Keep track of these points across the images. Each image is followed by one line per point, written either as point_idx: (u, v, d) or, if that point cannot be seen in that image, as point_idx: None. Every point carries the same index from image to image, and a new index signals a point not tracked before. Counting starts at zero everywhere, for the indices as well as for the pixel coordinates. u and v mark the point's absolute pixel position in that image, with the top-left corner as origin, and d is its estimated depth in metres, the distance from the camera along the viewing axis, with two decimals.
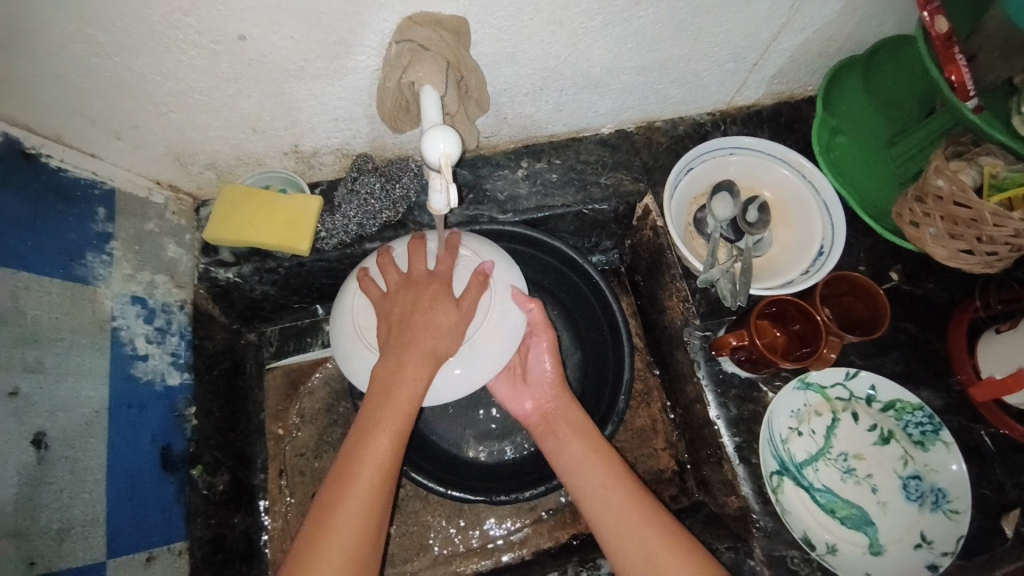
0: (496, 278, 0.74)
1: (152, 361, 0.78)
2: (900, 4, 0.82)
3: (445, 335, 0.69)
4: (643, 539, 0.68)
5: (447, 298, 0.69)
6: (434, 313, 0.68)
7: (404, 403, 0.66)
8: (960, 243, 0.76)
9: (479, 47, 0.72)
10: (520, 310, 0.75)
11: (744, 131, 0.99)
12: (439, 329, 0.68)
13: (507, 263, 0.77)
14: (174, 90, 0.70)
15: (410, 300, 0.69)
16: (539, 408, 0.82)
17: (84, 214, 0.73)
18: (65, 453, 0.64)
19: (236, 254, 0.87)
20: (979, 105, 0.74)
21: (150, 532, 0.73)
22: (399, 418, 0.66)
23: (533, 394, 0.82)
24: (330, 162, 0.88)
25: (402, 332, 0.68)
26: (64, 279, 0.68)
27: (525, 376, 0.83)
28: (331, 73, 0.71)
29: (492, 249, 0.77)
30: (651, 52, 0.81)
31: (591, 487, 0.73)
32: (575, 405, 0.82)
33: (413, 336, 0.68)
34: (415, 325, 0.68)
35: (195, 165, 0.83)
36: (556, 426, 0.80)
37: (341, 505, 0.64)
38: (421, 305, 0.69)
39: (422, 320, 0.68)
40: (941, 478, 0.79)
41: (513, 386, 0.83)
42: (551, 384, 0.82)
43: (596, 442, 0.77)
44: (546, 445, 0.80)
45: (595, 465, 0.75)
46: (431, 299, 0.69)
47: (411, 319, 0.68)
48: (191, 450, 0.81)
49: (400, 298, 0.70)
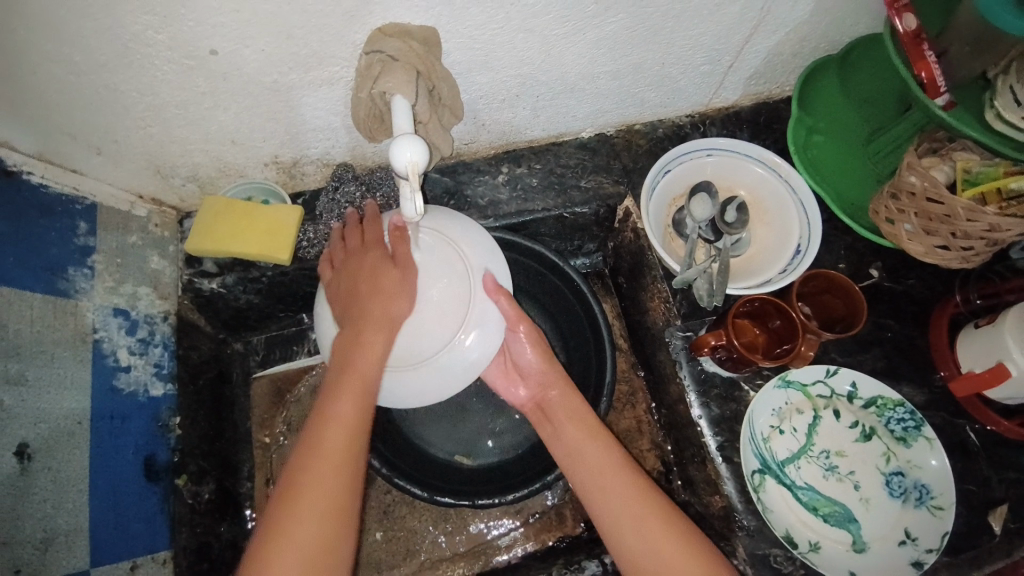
0: (464, 261, 0.67)
1: (135, 371, 0.79)
2: (871, 4, 0.83)
3: (393, 301, 0.64)
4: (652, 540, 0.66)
5: (386, 263, 0.66)
6: (376, 279, 0.66)
7: (365, 370, 0.64)
8: (935, 238, 0.76)
9: (452, 56, 0.73)
10: (491, 301, 0.68)
11: (723, 132, 1.00)
12: (382, 293, 0.65)
13: (484, 245, 0.71)
14: (151, 105, 0.71)
15: (364, 270, 0.68)
16: (533, 395, 0.80)
17: (66, 228, 0.74)
18: (46, 464, 0.65)
19: (218, 264, 0.88)
20: (950, 102, 0.74)
21: (134, 542, 0.74)
22: (362, 384, 0.64)
23: (528, 383, 0.80)
24: (312, 172, 0.89)
25: (358, 303, 0.66)
26: (46, 292, 0.69)
27: (518, 367, 0.79)
28: (306, 84, 0.72)
29: (467, 230, 0.70)
30: (624, 57, 0.82)
31: (590, 473, 0.71)
32: (572, 389, 0.79)
33: (368, 305, 0.65)
34: (371, 294, 0.65)
35: (177, 178, 0.84)
36: (554, 413, 0.77)
37: (309, 468, 0.62)
38: (373, 272, 0.67)
39: (374, 290, 0.65)
40: (924, 474, 0.79)
41: (507, 374, 0.81)
42: (541, 372, 0.78)
43: (590, 427, 0.75)
44: (545, 432, 0.78)
45: (593, 449, 0.73)
46: (382, 267, 0.67)
47: (367, 290, 0.66)
48: (176, 459, 0.82)
49: (359, 270, 0.68)
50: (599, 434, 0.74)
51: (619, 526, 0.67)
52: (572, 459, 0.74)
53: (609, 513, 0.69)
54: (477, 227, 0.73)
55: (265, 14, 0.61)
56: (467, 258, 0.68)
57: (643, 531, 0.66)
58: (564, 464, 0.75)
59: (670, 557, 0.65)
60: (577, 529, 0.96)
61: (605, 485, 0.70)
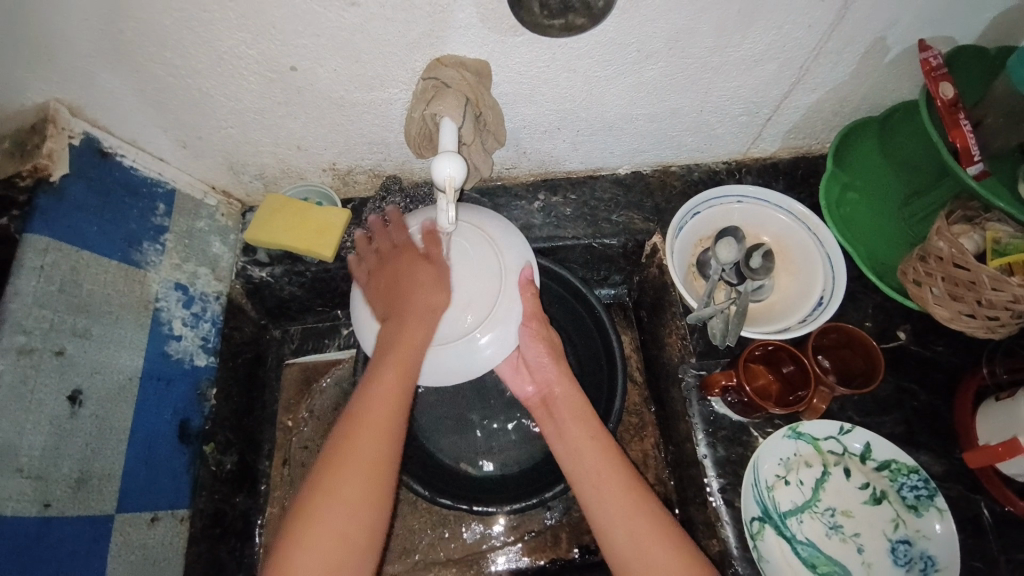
0: (501, 261, 0.75)
1: (185, 341, 0.88)
2: (913, 70, 0.86)
3: (433, 290, 0.71)
4: (652, 556, 0.66)
5: (421, 258, 0.73)
6: (413, 271, 0.72)
7: (373, 433, 0.66)
8: (961, 304, 0.76)
9: (500, 87, 0.80)
10: (518, 297, 0.75)
11: (758, 181, 1.03)
12: (424, 283, 0.72)
13: (520, 248, 0.78)
14: (233, 109, 0.81)
15: (396, 268, 0.74)
16: (540, 391, 0.83)
17: (146, 207, 0.84)
18: (94, 411, 0.72)
19: (270, 255, 0.97)
20: (983, 171, 0.75)
21: (157, 496, 0.80)
22: (370, 450, 0.65)
23: (535, 379, 0.82)
24: (363, 180, 0.98)
25: (395, 307, 0.72)
26: (121, 261, 0.79)
27: (526, 363, 0.81)
28: (368, 102, 0.80)
29: (504, 230, 0.78)
30: (662, 102, 0.87)
31: (590, 473, 0.73)
32: (577, 390, 0.81)
33: (410, 309, 0.71)
34: (398, 337, 0.69)
35: (246, 175, 0.94)
36: (558, 412, 0.80)
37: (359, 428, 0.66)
38: (404, 278, 0.72)
39: (406, 291, 0.72)
40: (931, 545, 0.76)
41: (516, 369, 0.83)
42: (554, 370, 0.80)
43: (593, 429, 0.77)
44: (547, 429, 0.80)
45: (595, 451, 0.74)
46: (416, 266, 0.73)
47: (392, 337, 0.70)
48: (207, 427, 0.89)
49: (391, 287, 0.73)
50: (601, 436, 0.76)
51: (610, 520, 0.69)
52: (572, 459, 0.75)
53: (600, 514, 0.70)
54: (521, 238, 0.79)
55: (340, 39, 0.70)
56: (503, 259, 0.75)
57: (637, 541, 0.67)
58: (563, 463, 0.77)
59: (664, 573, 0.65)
60: (571, 553, 0.96)
61: (599, 485, 0.72)
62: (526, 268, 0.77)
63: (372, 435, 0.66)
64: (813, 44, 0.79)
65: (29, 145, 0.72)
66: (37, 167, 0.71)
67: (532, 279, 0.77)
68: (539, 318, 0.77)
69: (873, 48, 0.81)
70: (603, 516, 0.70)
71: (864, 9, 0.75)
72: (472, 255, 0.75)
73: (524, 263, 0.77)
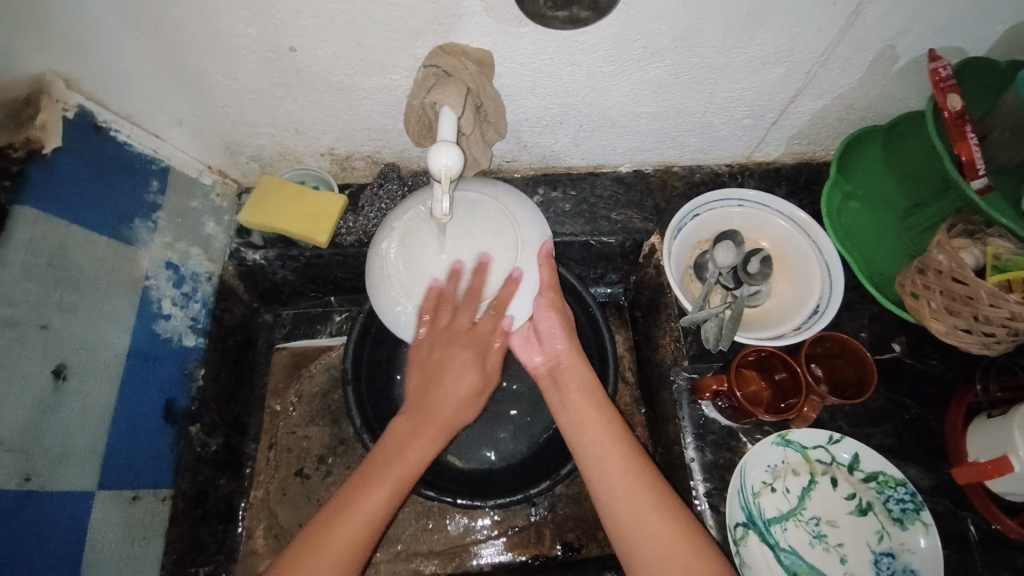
0: (518, 233, 0.72)
1: (174, 321, 0.87)
2: (922, 80, 0.85)
3: (464, 401, 0.78)
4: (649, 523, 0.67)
5: (475, 361, 0.76)
6: (459, 377, 0.77)
7: (359, 531, 0.68)
8: (957, 319, 0.75)
9: (502, 79, 0.79)
10: (535, 270, 0.73)
11: (761, 186, 1.02)
12: (461, 394, 0.78)
13: (537, 221, 0.75)
14: (231, 88, 0.80)
15: (446, 356, 0.76)
16: (548, 362, 0.80)
17: (140, 184, 0.83)
18: (78, 387, 0.71)
19: (264, 238, 0.96)
20: (987, 185, 0.74)
21: (140, 475, 0.80)
22: (350, 543, 0.67)
23: (544, 349, 0.79)
24: (361, 167, 0.97)
25: (423, 405, 0.77)
26: (111, 237, 0.78)
27: (537, 332, 0.78)
28: (367, 88, 0.79)
29: (518, 199, 0.75)
30: (667, 101, 0.86)
31: (596, 442, 0.73)
32: (583, 361, 0.80)
33: (428, 421, 0.76)
34: (408, 442, 0.74)
35: (243, 156, 0.93)
36: (565, 383, 0.79)
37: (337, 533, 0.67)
38: (451, 368, 0.76)
39: (445, 390, 0.77)
40: (915, 559, 0.76)
41: (526, 340, 0.79)
42: (565, 339, 0.79)
43: (598, 402, 0.77)
44: (552, 401, 0.79)
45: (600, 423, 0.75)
46: (467, 366, 0.76)
47: (403, 439, 0.75)
48: (193, 408, 0.89)
49: (428, 380, 0.77)
50: (603, 404, 0.77)
51: (613, 488, 0.70)
52: (577, 429, 0.75)
53: (599, 480, 0.71)
54: (531, 205, 0.77)
55: (341, 22, 0.69)
56: (520, 233, 0.73)
57: (633, 506, 0.68)
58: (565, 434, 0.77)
59: (655, 537, 0.66)
60: (553, 550, 0.96)
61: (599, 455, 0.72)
62: (544, 241, 0.75)
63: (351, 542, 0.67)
64: (822, 49, 0.78)
65: (24, 116, 0.71)
66: (30, 138, 0.70)
67: (550, 254, 0.75)
68: (554, 292, 0.75)
69: (883, 56, 0.80)
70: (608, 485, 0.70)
71: (876, 16, 0.73)
72: (486, 223, 0.71)
73: (543, 237, 0.75)
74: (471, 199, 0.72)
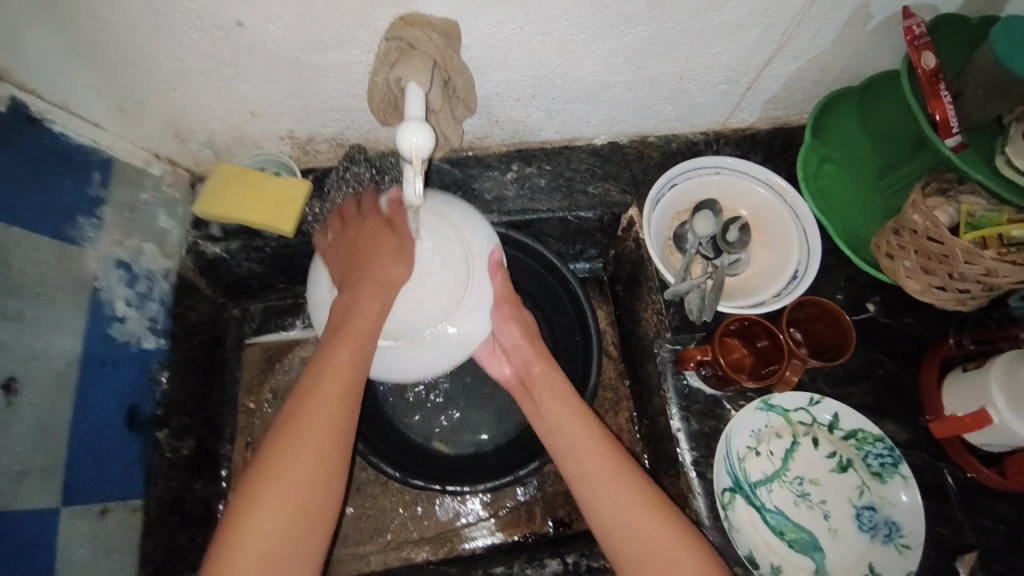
0: (466, 244, 0.71)
1: (129, 323, 0.81)
2: (894, 38, 0.84)
3: (392, 259, 0.67)
4: (641, 531, 0.66)
5: (385, 229, 0.70)
6: (378, 242, 0.69)
7: (338, 397, 0.64)
8: (932, 278, 0.76)
9: (470, 50, 0.74)
10: (488, 279, 0.72)
11: (737, 152, 1.00)
12: (386, 252, 0.68)
13: (484, 229, 0.74)
14: (176, 69, 0.73)
15: (361, 233, 0.71)
16: (517, 372, 0.80)
17: (81, 177, 0.76)
18: (32, 401, 0.66)
19: (225, 230, 0.91)
20: (960, 144, 0.75)
21: (108, 486, 0.75)
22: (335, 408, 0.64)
23: (511, 360, 0.80)
24: (325, 150, 0.91)
25: (358, 265, 0.69)
26: (55, 237, 0.72)
27: (502, 346, 0.78)
28: (326, 64, 0.74)
29: (464, 212, 0.74)
30: (641, 69, 0.83)
31: (573, 452, 0.72)
32: (556, 368, 0.79)
33: (366, 277, 0.67)
34: (353, 304, 0.66)
35: (195, 142, 0.87)
36: (538, 391, 0.77)
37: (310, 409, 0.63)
38: (371, 239, 0.69)
39: (373, 252, 0.68)
40: (896, 511, 0.78)
41: (493, 352, 0.81)
42: (530, 350, 0.78)
43: (575, 408, 0.75)
44: (528, 410, 0.78)
45: (577, 430, 0.73)
46: (381, 232, 0.69)
47: (349, 303, 0.66)
48: (160, 413, 0.84)
49: (360, 247, 0.69)
50: (580, 411, 0.75)
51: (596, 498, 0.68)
52: (555, 437, 0.74)
53: (584, 491, 0.69)
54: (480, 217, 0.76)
55: None
56: (468, 243, 0.71)
57: (619, 513, 0.67)
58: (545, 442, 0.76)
59: (648, 541, 0.65)
60: (545, 527, 0.96)
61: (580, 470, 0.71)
62: (493, 248, 0.74)
63: (325, 420, 0.63)
64: (798, 9, 0.76)
65: None
66: None
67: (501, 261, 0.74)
68: (510, 300, 0.75)
69: (857, 15, 0.79)
70: (592, 496, 0.69)
71: None
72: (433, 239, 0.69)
73: (492, 245, 0.74)
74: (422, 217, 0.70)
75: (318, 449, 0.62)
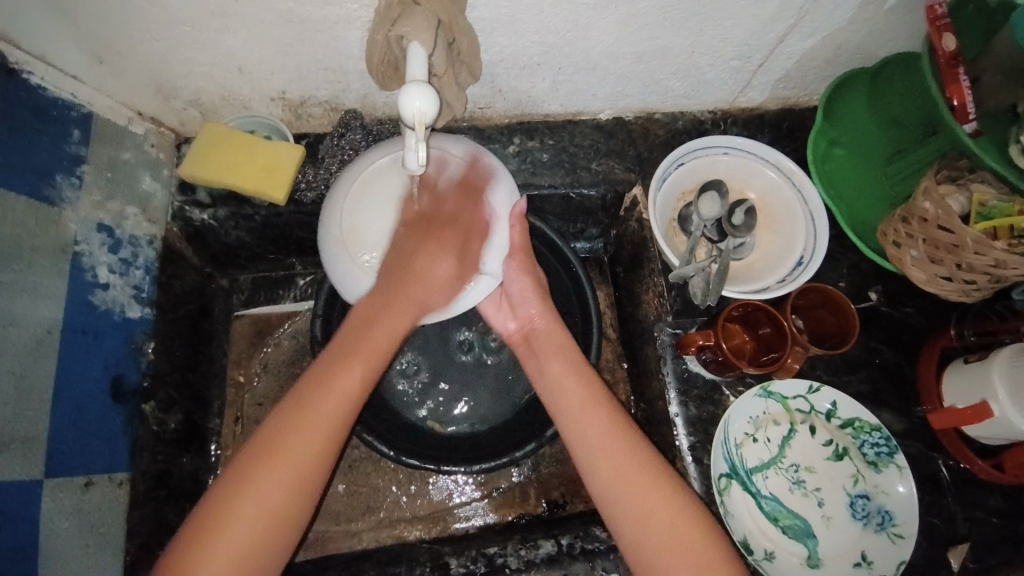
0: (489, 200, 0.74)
1: (113, 290, 0.78)
2: (914, 17, 0.81)
3: (442, 283, 0.75)
4: (631, 489, 0.65)
5: (454, 239, 0.75)
6: (439, 254, 0.74)
7: (347, 398, 0.66)
8: (939, 267, 0.75)
9: (476, 11, 0.70)
10: (507, 232, 0.75)
11: (744, 133, 0.98)
12: (439, 266, 0.74)
13: (505, 181, 0.76)
14: (160, 18, 0.68)
15: (432, 228, 0.74)
16: (523, 326, 0.79)
17: (58, 133, 0.72)
18: (10, 368, 0.63)
19: (212, 195, 0.86)
20: (977, 130, 0.72)
21: (93, 458, 0.73)
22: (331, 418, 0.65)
23: (518, 315, 0.79)
24: (318, 114, 0.87)
25: (403, 272, 0.73)
26: (30, 196, 0.68)
27: (509, 299, 0.78)
28: (322, 21, 0.69)
29: (486, 161, 0.76)
30: (653, 39, 0.79)
31: (571, 407, 0.71)
32: (559, 326, 0.78)
33: (407, 289, 0.73)
34: (383, 313, 0.72)
35: (180, 100, 0.82)
36: (540, 345, 0.77)
37: (319, 401, 0.65)
38: (432, 249, 0.74)
39: (427, 263, 0.73)
40: (889, 501, 0.78)
41: (499, 306, 0.80)
42: (537, 302, 0.78)
43: (576, 365, 0.74)
44: (528, 366, 0.77)
45: (576, 384, 0.73)
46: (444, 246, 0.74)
47: (378, 311, 0.72)
48: (145, 384, 0.81)
49: (411, 256, 0.73)
50: (583, 371, 0.74)
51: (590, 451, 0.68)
52: (553, 392, 0.73)
53: (583, 446, 0.69)
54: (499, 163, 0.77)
55: None
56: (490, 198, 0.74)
57: (618, 468, 0.66)
58: (543, 397, 0.75)
59: (639, 497, 0.65)
60: (539, 508, 0.96)
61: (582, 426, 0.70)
62: (515, 202, 0.74)
63: (332, 414, 0.65)
64: None
65: None
66: None
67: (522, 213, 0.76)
68: (524, 252, 0.76)
69: None
70: (587, 446, 0.69)
71: None
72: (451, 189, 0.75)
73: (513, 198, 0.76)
74: (455, 175, 0.74)
75: (319, 439, 0.63)
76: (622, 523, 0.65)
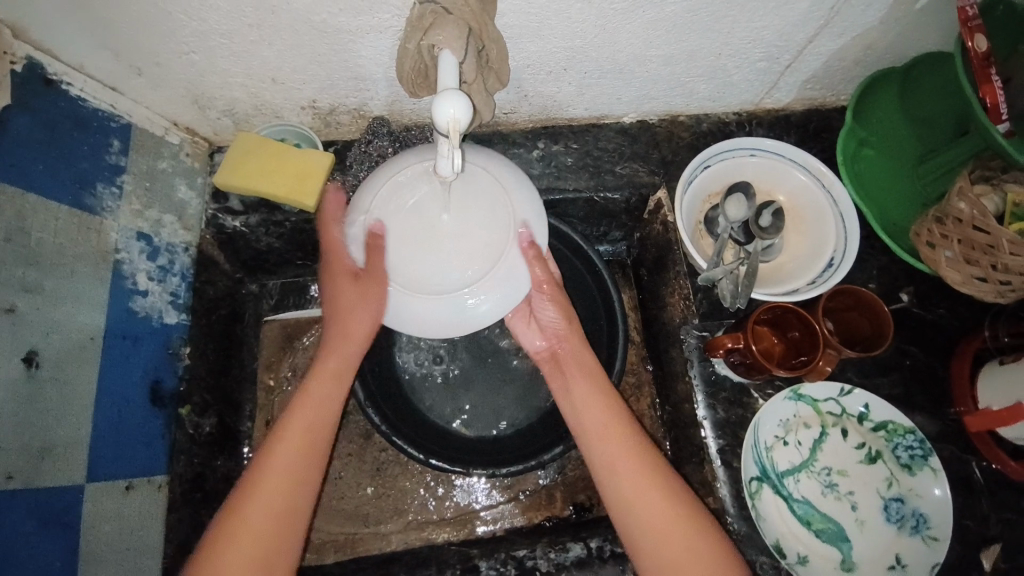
0: (503, 222, 0.66)
1: (151, 297, 0.80)
2: (944, 16, 0.80)
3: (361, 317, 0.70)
4: (648, 510, 0.65)
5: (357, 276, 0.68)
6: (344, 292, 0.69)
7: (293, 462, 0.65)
8: (975, 269, 0.73)
9: (505, 18, 0.71)
10: (515, 261, 0.66)
11: (769, 134, 0.98)
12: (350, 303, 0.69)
13: (530, 205, 0.68)
14: (197, 31, 0.69)
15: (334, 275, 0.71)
16: (551, 346, 0.78)
17: (99, 144, 0.74)
18: (55, 375, 0.65)
19: (244, 203, 0.88)
20: (1011, 130, 0.71)
21: (132, 462, 0.74)
22: (272, 506, 0.62)
23: (545, 334, 0.78)
24: (346, 122, 0.88)
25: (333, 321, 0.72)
26: (72, 206, 0.69)
27: (538, 321, 0.77)
28: (354, 29, 0.70)
29: (519, 182, 0.69)
30: (681, 42, 0.79)
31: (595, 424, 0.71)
32: (586, 347, 0.77)
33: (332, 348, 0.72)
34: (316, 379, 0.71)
35: (214, 110, 0.84)
36: (568, 366, 0.76)
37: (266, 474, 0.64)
38: (337, 292, 0.71)
39: (338, 309, 0.71)
40: (924, 504, 0.77)
41: (527, 323, 0.79)
42: (563, 326, 0.76)
43: (599, 383, 0.74)
44: (555, 385, 0.77)
45: (600, 405, 0.72)
46: (348, 284, 0.69)
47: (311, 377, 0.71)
48: (182, 389, 0.83)
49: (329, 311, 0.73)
50: (609, 391, 0.73)
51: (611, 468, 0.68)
52: (580, 412, 0.72)
53: (603, 464, 0.69)
54: (529, 183, 0.70)
55: None
56: (504, 219, 0.66)
57: (639, 486, 0.66)
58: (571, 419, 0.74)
59: (654, 519, 0.65)
60: (566, 511, 0.96)
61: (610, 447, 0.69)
62: (522, 231, 0.66)
63: (279, 484, 0.63)
64: None
65: None
66: None
67: (533, 243, 0.67)
68: (550, 285, 0.70)
69: None
70: (608, 464, 0.68)
71: None
72: (473, 204, 0.66)
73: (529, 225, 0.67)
74: (471, 186, 0.66)
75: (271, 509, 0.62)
76: (635, 543, 0.65)
